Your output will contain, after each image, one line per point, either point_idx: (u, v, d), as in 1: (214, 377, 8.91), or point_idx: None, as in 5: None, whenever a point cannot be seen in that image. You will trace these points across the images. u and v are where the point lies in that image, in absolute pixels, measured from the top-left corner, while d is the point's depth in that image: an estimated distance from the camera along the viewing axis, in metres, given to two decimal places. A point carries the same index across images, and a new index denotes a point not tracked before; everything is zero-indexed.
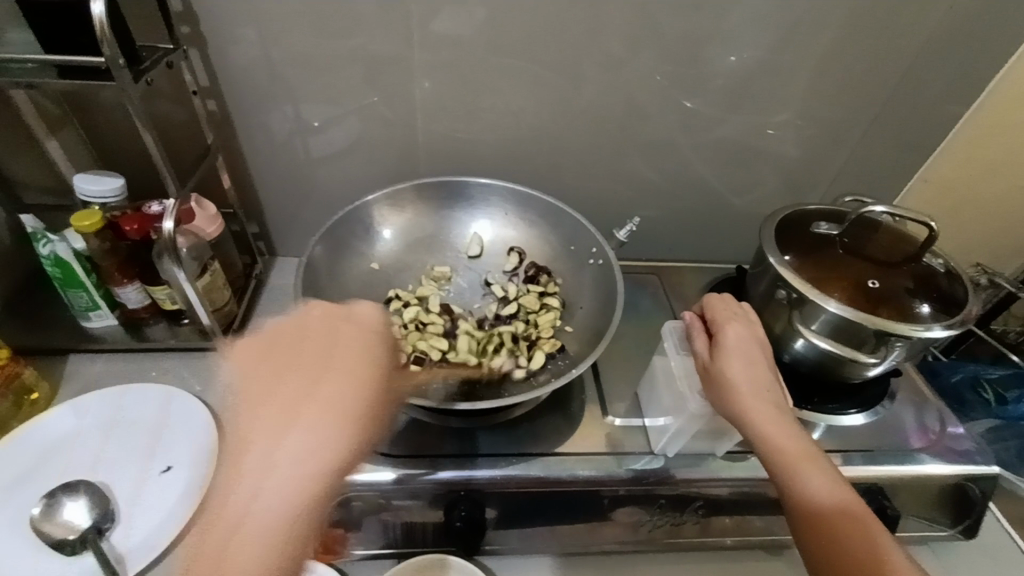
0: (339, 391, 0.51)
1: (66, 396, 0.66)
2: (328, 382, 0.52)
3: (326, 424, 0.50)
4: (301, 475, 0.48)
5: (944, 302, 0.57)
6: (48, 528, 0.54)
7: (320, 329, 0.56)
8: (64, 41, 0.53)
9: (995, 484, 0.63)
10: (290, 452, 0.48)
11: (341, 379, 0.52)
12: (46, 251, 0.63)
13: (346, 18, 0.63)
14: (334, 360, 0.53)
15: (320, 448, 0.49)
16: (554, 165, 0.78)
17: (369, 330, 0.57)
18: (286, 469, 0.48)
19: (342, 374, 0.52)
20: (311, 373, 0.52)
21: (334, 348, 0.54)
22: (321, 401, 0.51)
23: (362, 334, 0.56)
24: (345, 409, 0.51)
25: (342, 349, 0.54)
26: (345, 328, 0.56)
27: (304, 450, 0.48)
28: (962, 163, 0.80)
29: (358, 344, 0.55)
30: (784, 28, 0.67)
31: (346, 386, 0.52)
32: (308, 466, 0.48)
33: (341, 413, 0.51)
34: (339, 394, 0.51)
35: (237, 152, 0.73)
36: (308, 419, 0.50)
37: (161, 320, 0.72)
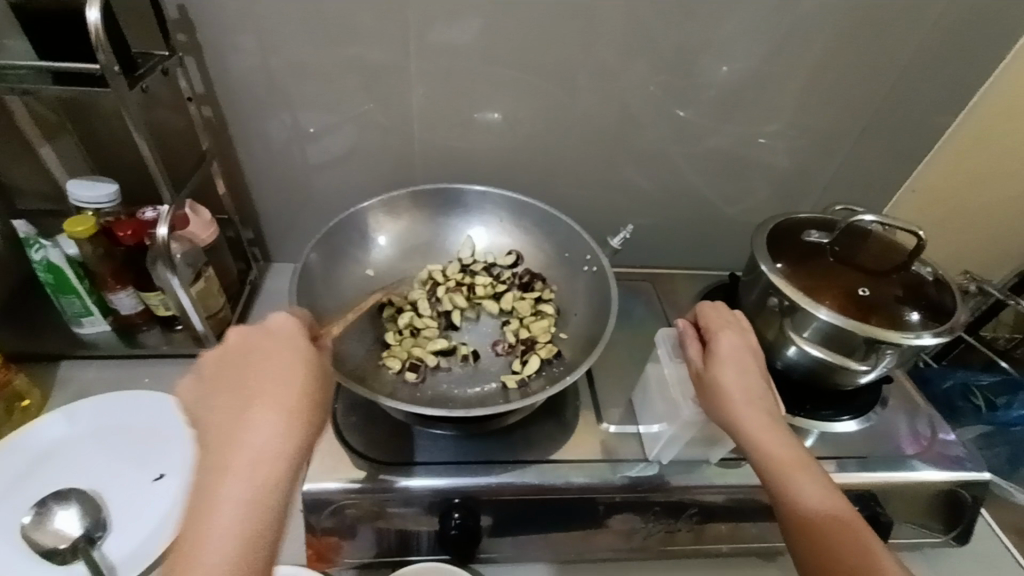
0: (265, 431, 0.41)
1: (58, 403, 0.66)
2: (257, 412, 0.42)
3: (257, 470, 0.40)
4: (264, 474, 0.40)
5: (933, 310, 0.58)
6: (38, 536, 0.54)
7: (247, 348, 0.46)
8: (61, 49, 0.53)
9: (986, 490, 0.63)
10: (228, 502, 0.39)
11: (270, 413, 0.42)
12: (38, 257, 0.63)
13: (343, 27, 0.63)
14: (248, 384, 0.44)
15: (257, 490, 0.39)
16: (549, 173, 0.78)
17: (295, 341, 0.47)
18: (225, 522, 0.38)
19: (282, 394, 0.43)
20: (237, 402, 0.43)
21: (265, 365, 0.45)
22: (253, 439, 0.41)
23: (288, 345, 0.46)
24: (263, 451, 0.40)
25: (262, 363, 0.45)
26: (270, 346, 0.46)
27: (241, 500, 0.39)
28: (951, 172, 0.81)
29: (287, 350, 0.46)
30: (775, 40, 0.68)
31: (275, 424, 0.42)
32: (255, 514, 0.39)
33: (261, 458, 0.40)
34: (272, 429, 0.41)
35: (233, 159, 0.73)
36: (246, 454, 0.40)
37: (154, 326, 0.72)
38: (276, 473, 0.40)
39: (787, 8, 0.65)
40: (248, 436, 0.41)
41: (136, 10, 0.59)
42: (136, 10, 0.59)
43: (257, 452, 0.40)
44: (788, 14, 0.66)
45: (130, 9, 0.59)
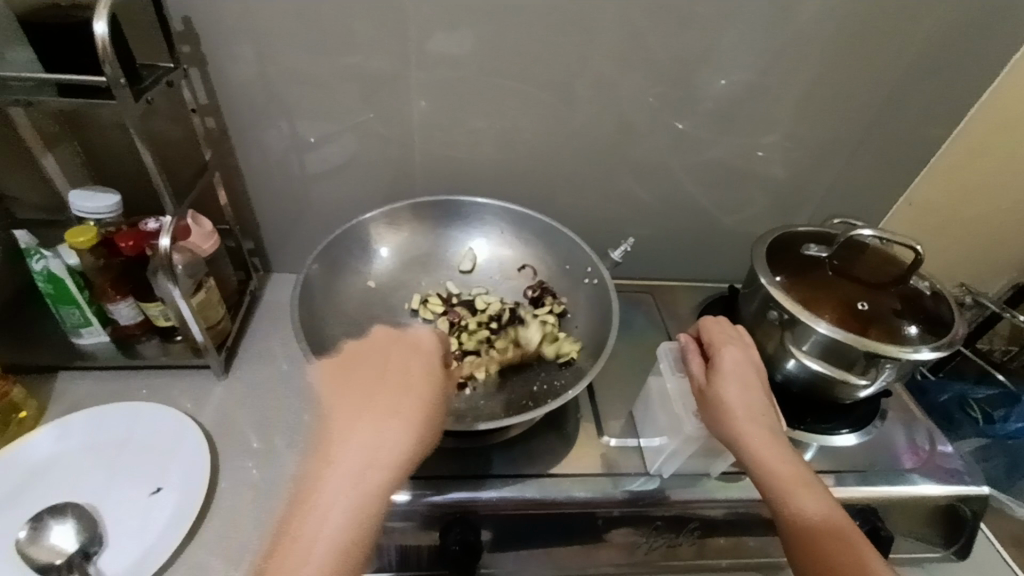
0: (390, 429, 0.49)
1: (54, 415, 0.65)
2: (379, 418, 0.50)
3: (377, 459, 0.48)
4: (381, 462, 0.48)
5: (932, 324, 0.59)
6: (33, 551, 0.53)
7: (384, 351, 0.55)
8: (64, 62, 0.53)
9: (986, 504, 0.63)
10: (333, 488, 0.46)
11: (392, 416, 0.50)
12: (39, 267, 0.63)
13: (344, 37, 0.64)
14: (377, 384, 0.52)
15: (389, 443, 0.48)
16: (549, 185, 0.79)
17: (426, 356, 0.54)
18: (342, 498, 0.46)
19: (410, 398, 0.51)
20: (370, 395, 0.52)
21: (393, 375, 0.53)
22: (376, 441, 0.48)
23: (420, 361, 0.54)
24: (393, 450, 0.48)
25: (398, 373, 0.53)
26: (399, 354, 0.55)
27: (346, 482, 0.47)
28: (945, 186, 0.82)
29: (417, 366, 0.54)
30: (771, 54, 0.69)
31: (400, 424, 0.49)
32: (368, 491, 0.46)
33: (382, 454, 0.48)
34: (392, 429, 0.49)
35: (235, 170, 0.73)
36: (369, 449, 0.48)
37: (152, 336, 0.72)
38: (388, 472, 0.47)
39: (783, 23, 0.66)
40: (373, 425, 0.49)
41: (141, 22, 0.60)
42: (141, 23, 0.60)
43: (374, 451, 0.48)
44: (783, 29, 0.67)
45: (135, 23, 0.60)
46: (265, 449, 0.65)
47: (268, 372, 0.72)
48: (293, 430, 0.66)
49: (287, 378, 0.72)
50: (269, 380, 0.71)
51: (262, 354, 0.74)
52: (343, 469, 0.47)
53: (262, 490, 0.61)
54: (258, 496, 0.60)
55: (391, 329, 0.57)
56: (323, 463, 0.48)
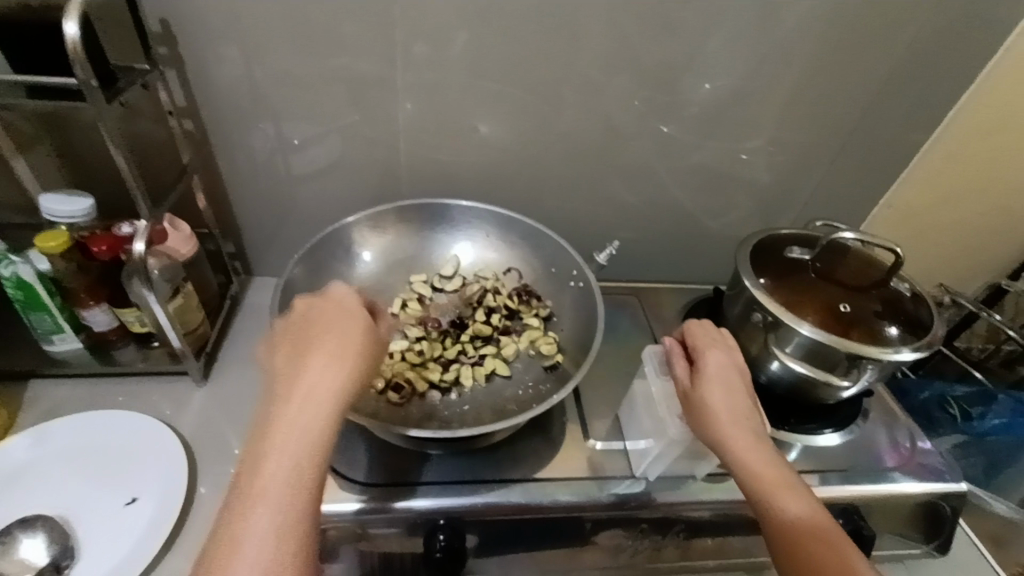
0: (315, 380, 0.45)
1: (26, 424, 0.63)
2: (310, 370, 0.46)
3: (312, 415, 0.44)
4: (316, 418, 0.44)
5: (911, 326, 0.59)
6: (4, 565, 0.52)
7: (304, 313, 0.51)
8: (36, 63, 0.51)
9: (964, 501, 0.64)
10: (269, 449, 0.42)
11: (320, 364, 0.46)
12: (7, 272, 0.60)
13: (328, 38, 0.63)
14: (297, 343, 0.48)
15: (321, 395, 0.45)
16: (535, 188, 0.78)
17: (344, 308, 0.50)
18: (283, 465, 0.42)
19: (337, 348, 0.47)
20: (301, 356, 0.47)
21: (318, 328, 0.49)
22: (309, 393, 0.45)
23: (337, 312, 0.50)
24: (322, 400, 0.45)
25: (324, 324, 0.49)
26: (328, 311, 0.50)
27: (286, 446, 0.42)
28: (924, 188, 0.83)
29: (336, 317, 0.49)
30: (756, 59, 0.69)
31: (330, 372, 0.46)
32: (308, 448, 0.43)
33: (313, 402, 0.44)
34: (323, 373, 0.46)
35: (215, 172, 0.72)
36: (303, 407, 0.44)
37: (129, 343, 0.70)
38: (326, 414, 0.44)
39: (768, 28, 0.67)
40: (302, 384, 0.45)
41: (116, 20, 0.58)
42: (117, 22, 0.58)
43: (308, 407, 0.44)
44: (768, 34, 0.67)
45: (110, 22, 0.58)
46: (245, 456, 0.63)
47: (249, 377, 0.71)
48: None
49: (268, 384, 0.70)
50: (250, 386, 0.70)
51: (242, 359, 0.72)
52: (278, 437, 0.43)
53: None
54: None
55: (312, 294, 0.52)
56: (265, 431, 0.44)
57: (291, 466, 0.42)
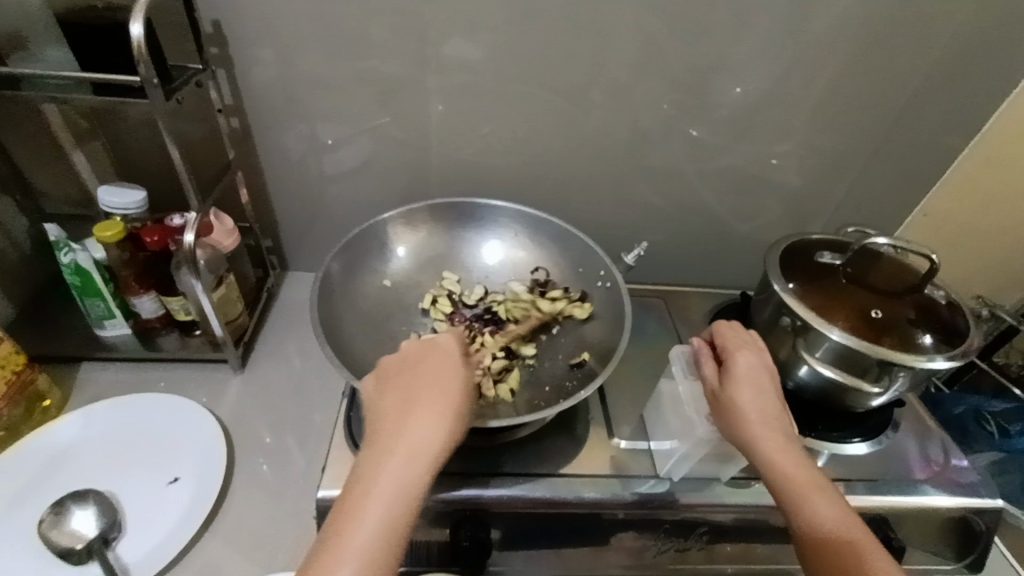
0: (412, 434, 0.46)
1: (77, 404, 0.67)
2: (415, 416, 0.47)
3: (418, 456, 0.45)
4: (422, 458, 0.45)
5: (946, 333, 0.58)
6: (54, 536, 0.54)
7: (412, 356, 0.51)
8: (101, 63, 0.55)
9: (1000, 518, 0.63)
10: (391, 476, 0.44)
11: (422, 417, 0.47)
12: (67, 260, 0.64)
13: (366, 41, 0.66)
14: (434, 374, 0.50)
15: (422, 446, 0.46)
16: (564, 190, 0.79)
17: (449, 361, 0.51)
18: (380, 505, 0.43)
19: (441, 402, 0.48)
20: (401, 400, 0.48)
21: (427, 370, 0.50)
22: (422, 439, 0.46)
23: (446, 360, 0.51)
24: (417, 443, 0.46)
25: (422, 372, 0.50)
26: (434, 358, 0.51)
27: (386, 490, 0.44)
28: (961, 198, 0.82)
29: (447, 371, 0.50)
30: (787, 63, 0.69)
31: (434, 426, 0.47)
32: (395, 498, 0.44)
33: (416, 454, 0.45)
34: (419, 432, 0.46)
35: (257, 170, 0.75)
36: (399, 448, 0.46)
37: (172, 330, 0.73)
38: (417, 472, 0.45)
39: (799, 32, 0.67)
40: (418, 421, 0.47)
41: (173, 24, 0.62)
42: (174, 25, 0.62)
43: (419, 447, 0.46)
44: (799, 39, 0.67)
45: (166, 25, 0.62)
46: (276, 445, 0.66)
47: (282, 368, 0.73)
48: (305, 428, 0.68)
49: (300, 374, 0.73)
50: (283, 377, 0.72)
51: (277, 351, 0.75)
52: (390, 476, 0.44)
53: (275, 485, 0.62)
54: (271, 491, 0.62)
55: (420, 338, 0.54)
56: (379, 462, 0.45)
57: (384, 518, 0.43)
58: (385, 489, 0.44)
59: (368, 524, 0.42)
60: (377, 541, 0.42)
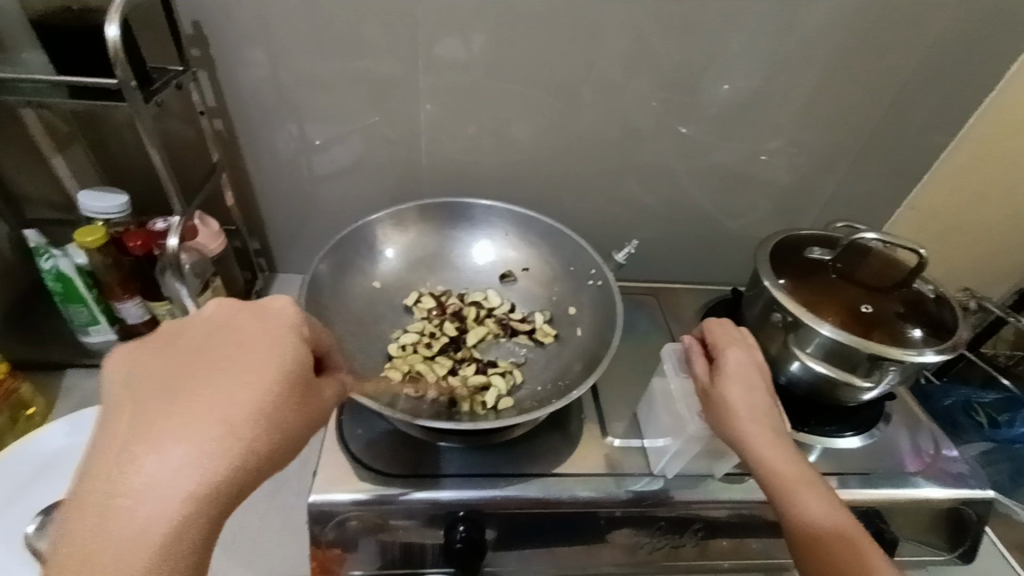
0: (200, 437, 0.34)
1: (61, 412, 0.66)
2: (200, 397, 0.35)
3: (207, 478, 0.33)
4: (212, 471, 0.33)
5: (935, 327, 0.59)
6: (40, 546, 0.54)
7: (214, 329, 0.40)
8: (80, 65, 0.54)
9: (991, 508, 0.63)
10: (151, 495, 0.32)
11: (220, 390, 0.36)
12: (48, 266, 0.64)
13: (351, 40, 0.65)
14: (244, 342, 0.39)
15: (209, 452, 0.34)
16: (553, 189, 0.79)
17: (273, 333, 0.40)
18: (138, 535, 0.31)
19: (257, 387, 0.36)
20: (163, 388, 0.36)
21: (227, 343, 0.39)
22: (204, 453, 0.33)
23: (267, 335, 0.39)
24: (197, 457, 0.33)
25: (233, 349, 0.38)
26: (256, 329, 0.40)
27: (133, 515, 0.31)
28: (949, 191, 0.82)
29: (267, 344, 0.39)
30: (776, 60, 0.69)
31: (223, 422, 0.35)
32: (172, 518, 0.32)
33: (222, 435, 0.35)
34: (209, 429, 0.34)
35: (242, 171, 0.74)
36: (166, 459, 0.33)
37: (160, 335, 0.71)
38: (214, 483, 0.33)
39: (788, 28, 0.67)
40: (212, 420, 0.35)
41: (153, 24, 0.60)
42: (153, 26, 0.60)
43: (199, 473, 0.33)
44: (790, 33, 0.67)
45: (146, 26, 0.60)
46: None
47: None
48: None
49: None
50: None
51: None
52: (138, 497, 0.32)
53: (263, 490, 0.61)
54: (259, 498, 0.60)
55: (232, 299, 0.42)
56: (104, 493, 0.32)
57: (157, 549, 0.31)
58: (152, 511, 0.32)
59: (119, 540, 0.31)
60: (163, 566, 0.31)
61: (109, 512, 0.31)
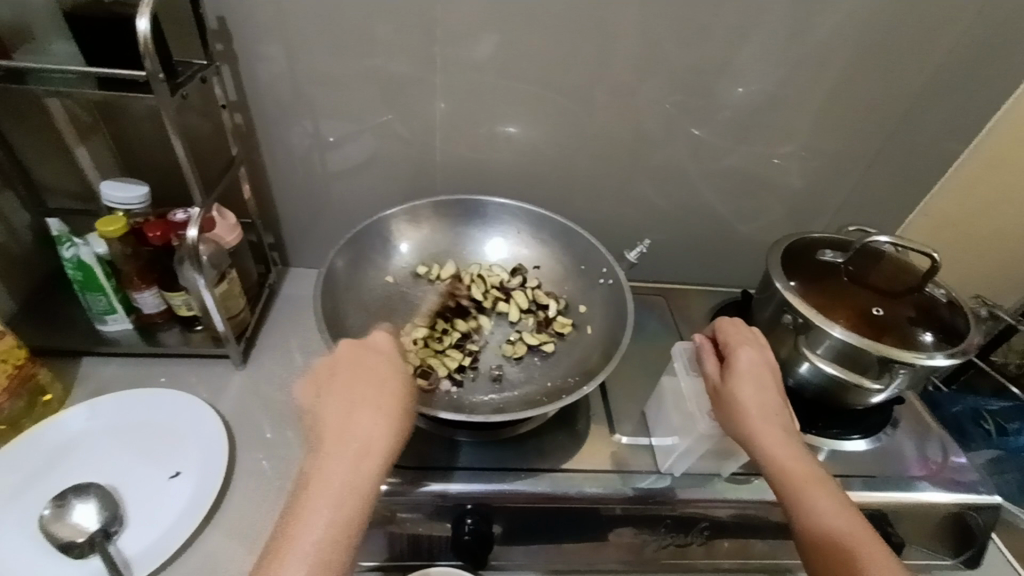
0: (366, 430, 0.46)
1: (78, 398, 0.67)
2: (357, 417, 0.46)
3: (361, 461, 0.44)
4: (368, 458, 0.45)
5: (946, 332, 0.59)
6: (56, 529, 0.54)
7: (349, 364, 0.50)
8: (108, 57, 0.55)
9: (997, 515, 0.63)
10: (335, 474, 0.43)
11: (371, 416, 0.46)
12: (69, 254, 0.64)
13: (369, 38, 0.66)
14: (374, 367, 0.50)
15: (369, 443, 0.45)
16: (565, 189, 0.80)
17: (383, 354, 0.51)
18: (330, 506, 0.42)
19: (381, 396, 0.48)
20: (341, 403, 0.47)
21: (360, 369, 0.50)
22: (363, 444, 0.45)
23: (383, 358, 0.51)
24: (365, 443, 0.45)
25: (366, 368, 0.50)
26: (371, 356, 0.51)
27: (330, 492, 0.43)
28: (960, 199, 0.82)
29: (384, 364, 0.50)
30: (790, 64, 0.69)
31: (376, 421, 0.46)
32: (351, 491, 0.43)
33: (366, 451, 0.45)
34: (368, 427, 0.46)
35: (259, 166, 0.75)
36: (345, 446, 0.45)
37: (174, 325, 0.73)
38: (371, 472, 0.44)
39: (802, 33, 0.67)
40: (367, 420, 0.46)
41: (178, 19, 0.62)
42: (179, 20, 0.62)
43: (359, 458, 0.44)
44: (804, 38, 0.68)
45: (172, 21, 0.62)
46: (276, 440, 0.65)
47: (282, 364, 0.73)
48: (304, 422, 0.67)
49: (302, 370, 0.72)
50: (283, 372, 0.72)
51: (278, 347, 0.75)
52: (327, 478, 0.43)
53: (273, 479, 0.62)
54: (268, 487, 0.61)
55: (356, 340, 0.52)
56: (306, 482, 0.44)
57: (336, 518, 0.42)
58: (339, 484, 0.43)
59: (320, 510, 0.42)
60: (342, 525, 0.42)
61: (312, 490, 0.43)
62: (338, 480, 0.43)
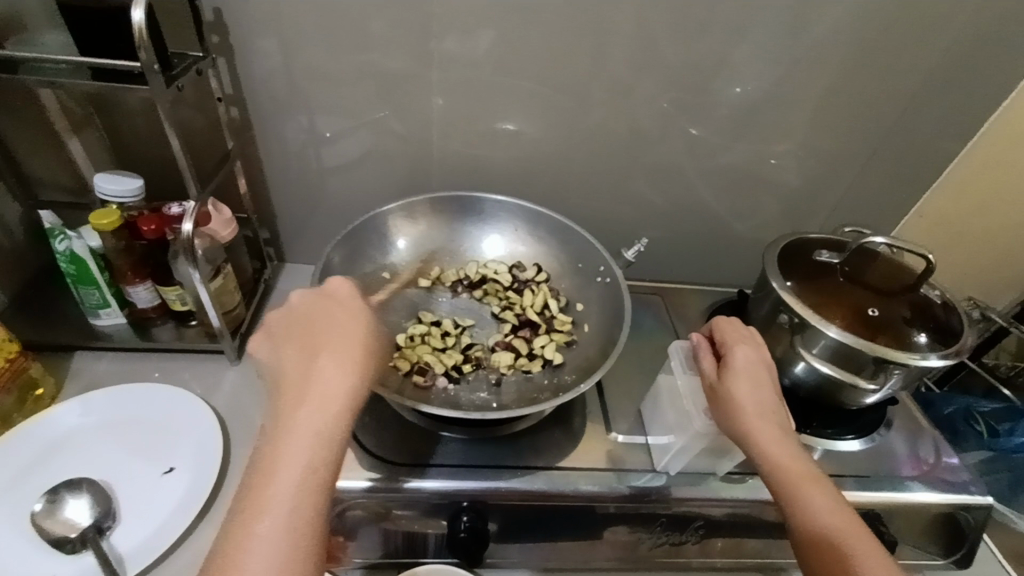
0: (325, 377, 0.44)
1: (69, 393, 0.66)
2: (317, 367, 0.45)
3: (326, 409, 0.43)
4: (331, 406, 0.43)
5: (940, 332, 0.59)
6: (48, 524, 0.54)
7: (306, 314, 0.49)
8: (102, 47, 0.55)
9: (989, 515, 0.63)
10: (300, 425, 0.42)
11: (331, 364, 0.45)
12: (62, 247, 0.63)
13: (367, 33, 0.65)
14: (333, 316, 0.49)
15: (331, 392, 0.44)
16: (563, 186, 0.80)
17: (342, 302, 0.50)
18: (298, 457, 0.41)
19: (345, 344, 0.46)
20: (302, 355, 0.47)
21: (319, 319, 0.48)
22: (324, 392, 0.44)
23: (341, 307, 0.49)
24: (328, 392, 0.44)
25: (324, 318, 0.48)
26: (327, 305, 0.49)
27: (294, 444, 0.41)
28: (954, 200, 0.83)
29: (344, 312, 0.49)
30: (787, 64, 0.70)
31: (336, 368, 0.45)
32: (318, 441, 0.42)
33: (327, 398, 0.43)
34: (329, 375, 0.44)
35: (254, 159, 0.74)
36: (307, 397, 0.44)
37: (168, 320, 0.73)
38: (336, 422, 0.43)
39: (799, 33, 0.67)
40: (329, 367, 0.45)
41: (174, 11, 0.61)
42: (175, 11, 0.61)
43: (322, 406, 0.43)
44: (801, 39, 0.68)
45: (168, 11, 0.61)
46: None
47: None
48: None
49: None
50: None
51: None
52: (292, 429, 0.42)
53: None
54: None
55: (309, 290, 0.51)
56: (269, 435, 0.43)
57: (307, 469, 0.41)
58: (304, 433, 0.42)
59: (285, 463, 0.41)
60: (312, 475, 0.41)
61: (275, 443, 0.42)
62: (302, 430, 0.42)
